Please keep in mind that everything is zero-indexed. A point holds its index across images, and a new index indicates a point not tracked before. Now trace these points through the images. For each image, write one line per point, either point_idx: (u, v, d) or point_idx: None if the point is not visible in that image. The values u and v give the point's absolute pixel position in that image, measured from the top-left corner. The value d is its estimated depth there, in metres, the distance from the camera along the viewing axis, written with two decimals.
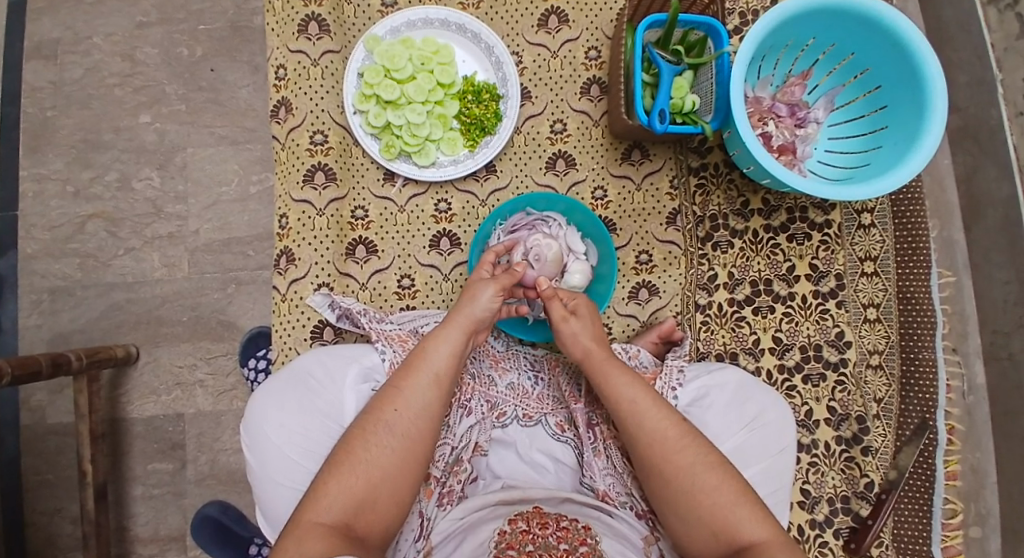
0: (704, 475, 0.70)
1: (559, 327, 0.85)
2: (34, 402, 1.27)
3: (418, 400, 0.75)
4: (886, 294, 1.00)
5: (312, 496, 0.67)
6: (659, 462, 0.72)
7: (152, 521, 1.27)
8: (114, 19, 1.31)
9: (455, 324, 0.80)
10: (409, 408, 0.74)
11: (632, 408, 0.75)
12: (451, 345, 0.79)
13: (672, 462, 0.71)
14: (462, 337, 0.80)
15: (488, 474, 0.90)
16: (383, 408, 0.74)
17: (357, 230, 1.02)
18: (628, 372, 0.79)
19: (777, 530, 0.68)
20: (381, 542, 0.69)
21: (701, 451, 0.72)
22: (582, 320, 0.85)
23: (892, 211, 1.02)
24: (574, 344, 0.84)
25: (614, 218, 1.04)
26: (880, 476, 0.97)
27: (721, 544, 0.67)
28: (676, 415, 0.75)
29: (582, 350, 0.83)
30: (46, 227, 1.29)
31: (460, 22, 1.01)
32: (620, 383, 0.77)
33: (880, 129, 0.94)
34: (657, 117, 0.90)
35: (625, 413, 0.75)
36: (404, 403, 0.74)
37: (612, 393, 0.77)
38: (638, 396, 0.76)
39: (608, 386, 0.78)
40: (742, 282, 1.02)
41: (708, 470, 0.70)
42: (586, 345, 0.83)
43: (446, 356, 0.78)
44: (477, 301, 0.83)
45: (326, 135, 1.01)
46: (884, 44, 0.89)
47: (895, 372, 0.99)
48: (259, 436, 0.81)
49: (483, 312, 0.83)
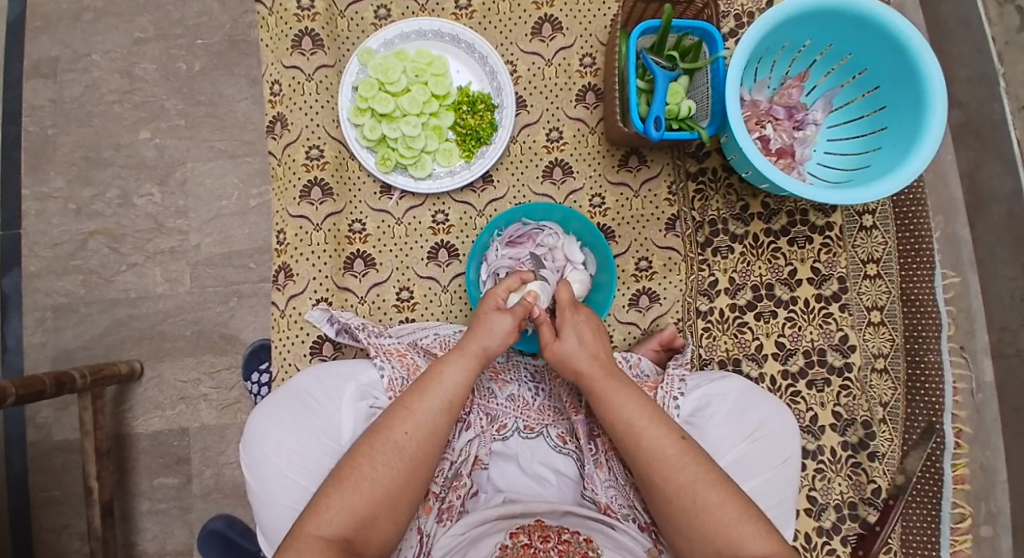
0: (706, 493, 0.69)
1: (547, 349, 0.83)
2: (40, 420, 1.27)
3: (430, 424, 0.74)
4: (889, 297, 0.99)
5: (313, 507, 0.68)
6: (660, 481, 0.71)
7: (160, 536, 1.27)
8: (112, 36, 1.32)
9: (469, 353, 0.79)
10: (418, 431, 0.73)
11: (628, 430, 0.74)
12: (464, 372, 0.78)
13: (673, 480, 0.70)
14: (475, 367, 0.79)
15: (488, 487, 0.89)
16: (391, 429, 0.73)
17: (355, 244, 1.02)
18: (630, 390, 0.77)
19: (782, 545, 0.67)
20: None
21: (701, 469, 0.70)
22: (572, 340, 0.82)
23: (894, 213, 1.01)
24: (568, 364, 0.81)
25: (612, 226, 1.03)
26: (887, 482, 0.95)
27: None
28: (674, 430, 0.74)
29: (573, 370, 0.81)
30: (49, 245, 1.30)
31: (453, 33, 1.01)
32: (630, 395, 0.76)
33: (880, 130, 0.93)
34: (652, 125, 0.89)
35: (622, 435, 0.75)
36: (414, 426, 0.73)
37: (620, 407, 0.76)
38: (636, 417, 0.75)
39: (611, 405, 0.76)
40: (743, 287, 1.01)
41: (710, 488, 0.69)
42: (579, 365, 0.80)
43: (460, 383, 0.77)
44: (489, 334, 0.81)
45: (321, 150, 1.01)
46: (882, 45, 0.88)
47: (900, 376, 0.98)
48: (257, 455, 0.81)
49: (498, 343, 0.81)
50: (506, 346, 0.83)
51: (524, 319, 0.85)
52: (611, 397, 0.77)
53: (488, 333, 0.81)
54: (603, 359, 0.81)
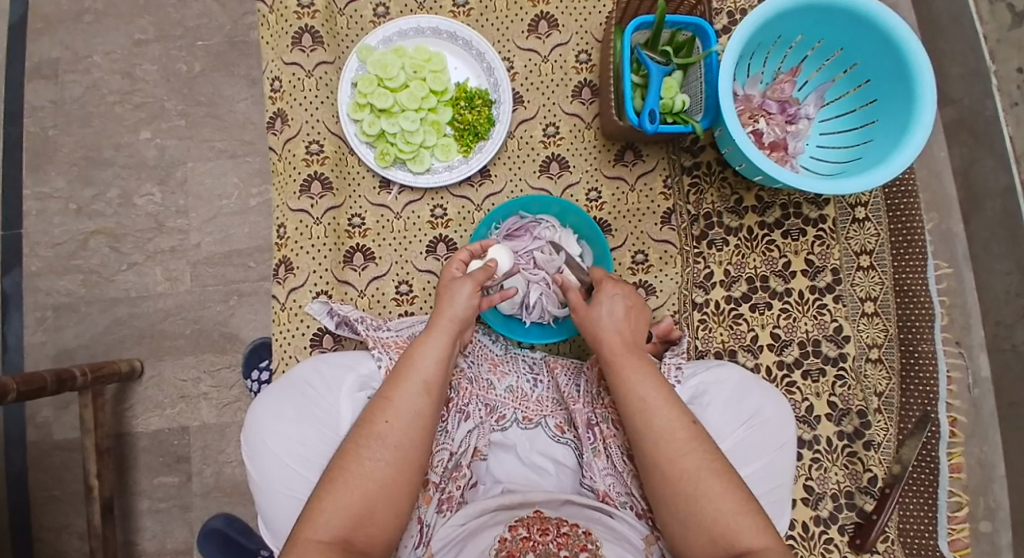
0: (709, 481, 0.69)
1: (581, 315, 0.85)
2: (40, 419, 1.28)
3: (410, 409, 0.75)
4: (883, 287, 1.00)
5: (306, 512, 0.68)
6: (663, 463, 0.72)
7: (159, 535, 1.27)
8: (112, 37, 1.33)
9: (439, 327, 0.80)
10: (399, 419, 0.74)
11: (642, 407, 0.74)
12: (438, 349, 0.79)
13: (677, 464, 0.71)
14: (449, 339, 0.81)
15: (488, 478, 0.90)
16: (374, 421, 0.74)
17: (354, 238, 1.03)
18: (646, 366, 0.78)
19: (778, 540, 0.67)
20: (382, 554, 0.70)
21: (704, 457, 0.71)
22: (604, 311, 0.84)
23: (885, 204, 1.03)
24: (594, 331, 0.83)
25: (608, 219, 1.05)
26: (883, 470, 0.96)
27: (722, 551, 0.67)
28: (686, 416, 0.74)
29: (596, 339, 0.82)
30: (50, 244, 1.31)
31: (451, 31, 1.02)
32: (631, 380, 0.77)
33: (871, 122, 0.94)
34: (646, 118, 0.90)
35: (636, 410, 0.75)
36: (395, 414, 0.74)
37: (626, 388, 0.77)
38: (644, 394, 0.75)
39: (624, 387, 0.77)
40: (738, 279, 1.02)
41: (713, 475, 0.69)
42: (600, 337, 0.82)
43: (434, 363, 0.78)
44: (457, 303, 0.83)
45: (321, 145, 1.02)
46: (871, 37, 0.89)
47: (895, 365, 0.99)
48: (257, 445, 0.82)
49: (466, 311, 0.83)
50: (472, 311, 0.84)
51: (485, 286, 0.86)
52: (628, 373, 0.77)
53: (453, 304, 0.83)
54: (628, 334, 0.82)
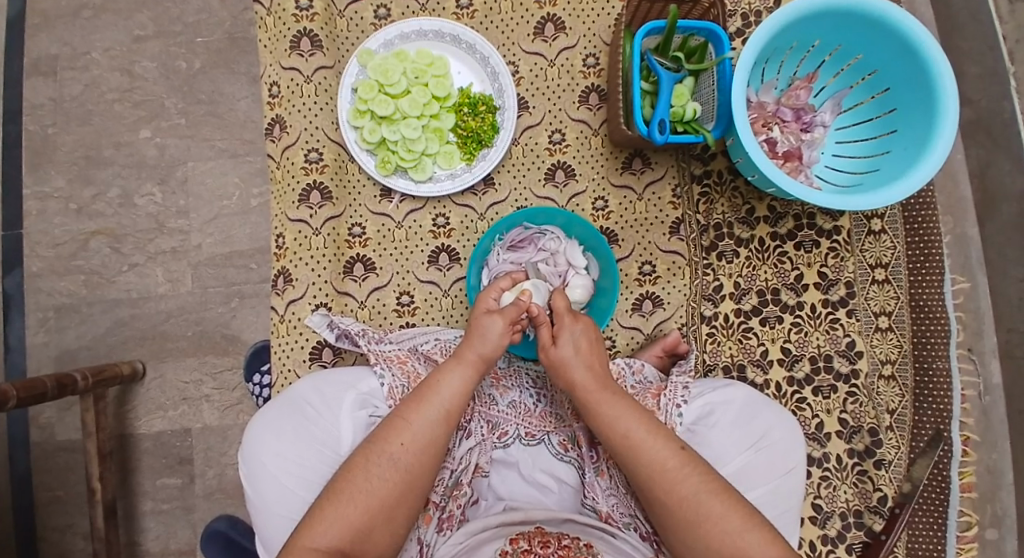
0: (709, 504, 0.67)
1: (545, 354, 0.82)
2: (44, 419, 1.28)
3: (426, 434, 0.73)
4: (898, 302, 0.97)
5: (307, 521, 0.67)
6: (661, 493, 0.70)
7: (163, 535, 1.28)
8: (111, 34, 1.30)
9: (466, 360, 0.78)
10: (414, 442, 0.72)
11: (626, 444, 0.73)
12: (463, 380, 0.77)
13: (675, 492, 0.69)
14: (475, 375, 0.78)
15: (489, 495, 0.89)
16: (388, 440, 0.72)
17: (355, 248, 1.01)
18: (626, 403, 0.75)
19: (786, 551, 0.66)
20: None
21: (700, 479, 0.69)
22: (567, 348, 0.80)
23: (903, 217, 0.99)
24: (563, 372, 0.80)
25: (615, 230, 1.02)
26: (893, 489, 0.94)
27: None
28: (674, 442, 0.72)
29: (568, 382, 0.79)
30: (51, 244, 1.30)
31: (454, 33, 0.99)
32: (629, 409, 0.75)
33: (890, 132, 0.91)
34: (656, 128, 0.87)
35: (618, 448, 0.73)
36: (411, 438, 0.72)
37: (606, 427, 0.74)
38: (633, 428, 0.73)
39: (600, 422, 0.75)
40: (749, 293, 0.99)
41: (713, 498, 0.68)
42: (572, 379, 0.79)
43: (457, 392, 0.76)
44: (487, 339, 0.79)
45: (321, 153, 1.00)
46: (893, 45, 0.85)
47: (907, 383, 0.96)
48: (254, 464, 0.81)
49: (493, 348, 0.80)
50: (502, 348, 0.81)
51: (519, 319, 0.82)
52: (606, 410, 0.75)
53: (482, 338, 0.80)
54: (598, 370, 0.79)
